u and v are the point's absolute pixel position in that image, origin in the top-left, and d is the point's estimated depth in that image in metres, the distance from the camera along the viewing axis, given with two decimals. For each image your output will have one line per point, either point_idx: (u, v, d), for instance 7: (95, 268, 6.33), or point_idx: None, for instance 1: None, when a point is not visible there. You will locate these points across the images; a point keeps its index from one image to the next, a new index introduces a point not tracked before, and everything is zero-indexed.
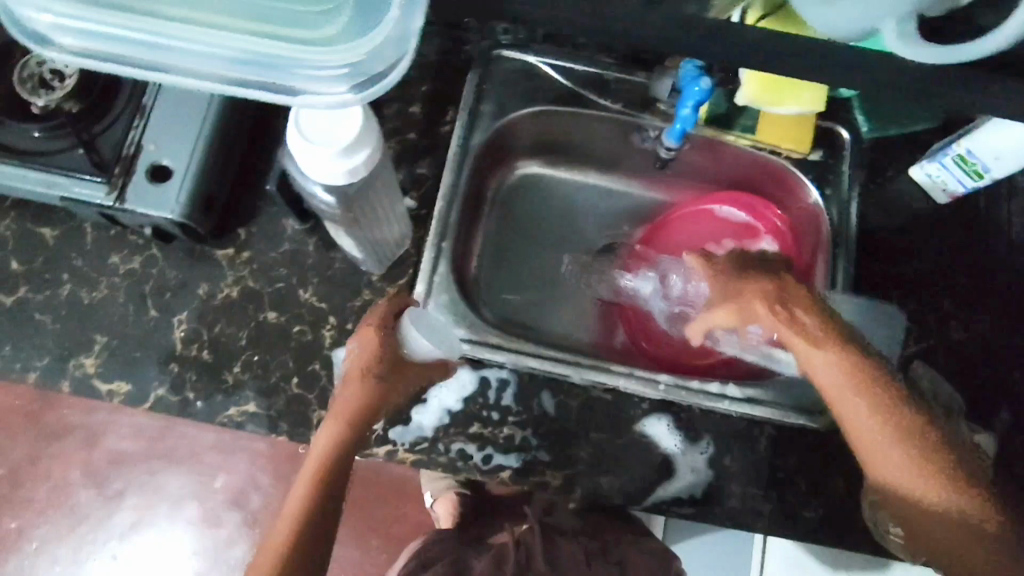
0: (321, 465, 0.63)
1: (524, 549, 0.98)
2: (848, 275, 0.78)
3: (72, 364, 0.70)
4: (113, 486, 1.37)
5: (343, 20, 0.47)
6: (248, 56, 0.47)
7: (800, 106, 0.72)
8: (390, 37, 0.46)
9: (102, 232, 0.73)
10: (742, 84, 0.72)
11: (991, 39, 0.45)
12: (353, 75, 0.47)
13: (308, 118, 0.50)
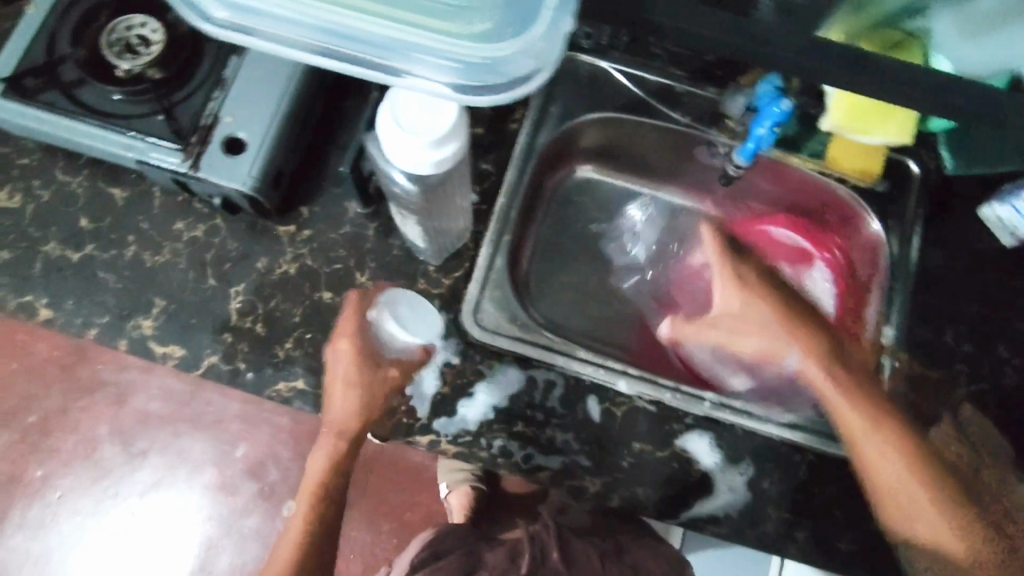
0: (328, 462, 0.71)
1: (538, 543, 0.94)
2: (902, 310, 0.78)
3: (130, 325, 0.71)
4: (138, 444, 1.39)
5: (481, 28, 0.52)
6: (385, 44, 0.51)
7: (887, 136, 0.72)
8: (525, 48, 0.50)
9: (169, 198, 0.74)
10: (828, 110, 0.72)
11: None
12: (480, 74, 0.50)
13: (403, 105, 0.52)
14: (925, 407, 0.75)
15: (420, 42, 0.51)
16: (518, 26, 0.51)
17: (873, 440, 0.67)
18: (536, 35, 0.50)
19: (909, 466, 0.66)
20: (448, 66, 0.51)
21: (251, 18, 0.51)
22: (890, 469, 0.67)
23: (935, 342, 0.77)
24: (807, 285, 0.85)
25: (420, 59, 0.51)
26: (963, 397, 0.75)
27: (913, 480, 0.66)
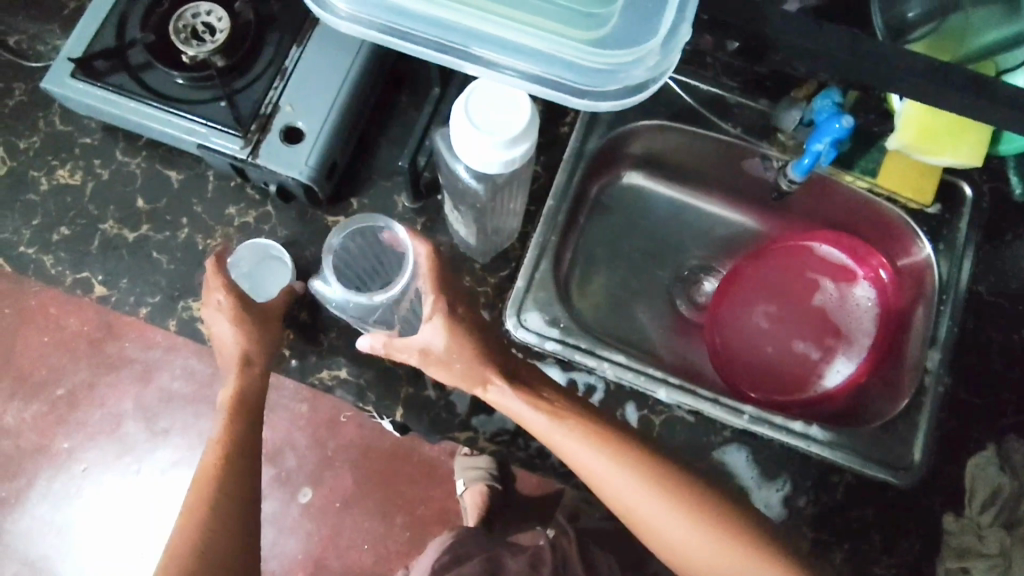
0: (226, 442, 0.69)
1: (559, 552, 0.93)
2: (951, 333, 0.76)
3: (180, 306, 0.72)
4: (162, 422, 1.41)
5: (608, 29, 0.52)
6: (504, 40, 0.52)
7: (956, 158, 0.71)
8: (652, 54, 0.51)
9: (223, 183, 0.75)
10: (899, 129, 0.71)
11: None
12: (602, 79, 0.52)
13: (481, 110, 0.54)
14: (968, 434, 0.74)
15: (539, 42, 0.52)
16: (637, 25, 0.52)
17: (636, 489, 0.64)
18: (655, 42, 0.51)
19: (677, 508, 0.64)
20: (570, 69, 0.52)
21: (373, 9, 0.52)
22: (651, 513, 0.64)
23: (981, 369, 0.76)
24: (850, 302, 0.84)
25: (536, 58, 0.52)
26: (1007, 428, 0.74)
27: (682, 522, 0.64)
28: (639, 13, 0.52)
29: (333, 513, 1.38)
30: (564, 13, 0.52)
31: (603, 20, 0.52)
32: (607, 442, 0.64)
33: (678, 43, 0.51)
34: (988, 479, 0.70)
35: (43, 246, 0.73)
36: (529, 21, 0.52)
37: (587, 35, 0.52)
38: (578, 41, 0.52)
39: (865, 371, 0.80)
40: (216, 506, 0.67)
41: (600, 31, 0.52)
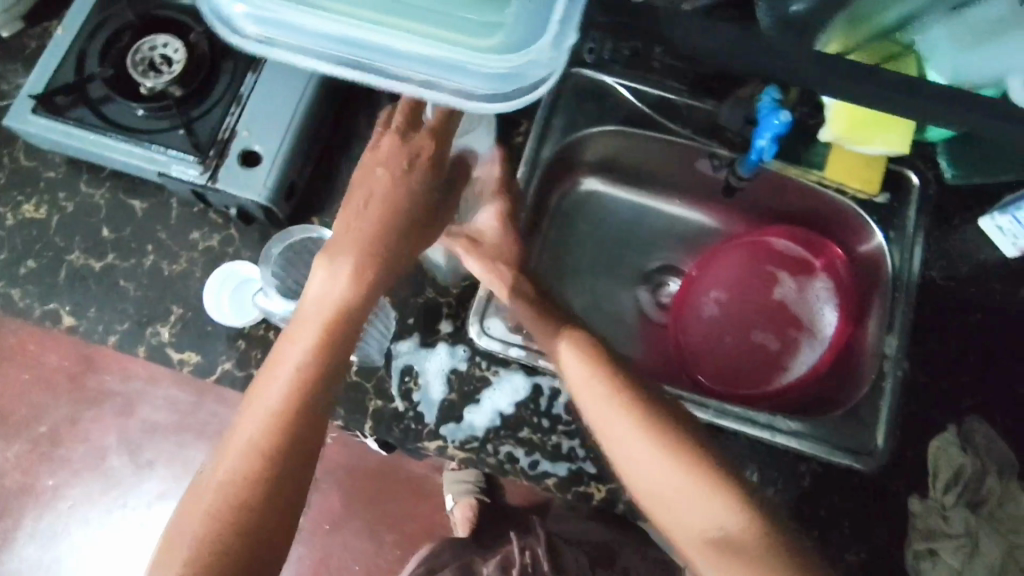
0: (301, 381, 0.56)
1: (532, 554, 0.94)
2: (907, 319, 0.77)
3: (148, 332, 0.73)
4: (146, 454, 1.40)
5: (508, 32, 0.48)
6: (401, 50, 0.48)
7: (887, 146, 0.73)
8: (548, 54, 0.47)
9: (186, 209, 0.77)
10: (829, 120, 0.74)
11: None
12: (504, 84, 0.48)
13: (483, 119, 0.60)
14: (930, 417, 0.75)
15: (436, 49, 0.47)
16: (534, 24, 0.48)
17: (630, 433, 0.60)
18: (549, 40, 0.47)
19: (671, 464, 0.58)
20: (473, 77, 0.48)
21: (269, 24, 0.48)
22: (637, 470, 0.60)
23: (939, 351, 0.77)
24: (808, 294, 0.87)
25: (435, 67, 0.48)
26: (968, 408, 0.75)
27: (676, 479, 0.58)
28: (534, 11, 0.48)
29: (322, 535, 1.37)
30: (462, 22, 0.48)
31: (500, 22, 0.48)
32: (611, 382, 0.63)
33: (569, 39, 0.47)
34: (951, 459, 0.72)
35: (11, 281, 0.73)
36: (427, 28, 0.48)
37: (487, 41, 0.47)
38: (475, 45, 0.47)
39: (825, 362, 0.81)
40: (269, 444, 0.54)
41: (498, 35, 0.48)
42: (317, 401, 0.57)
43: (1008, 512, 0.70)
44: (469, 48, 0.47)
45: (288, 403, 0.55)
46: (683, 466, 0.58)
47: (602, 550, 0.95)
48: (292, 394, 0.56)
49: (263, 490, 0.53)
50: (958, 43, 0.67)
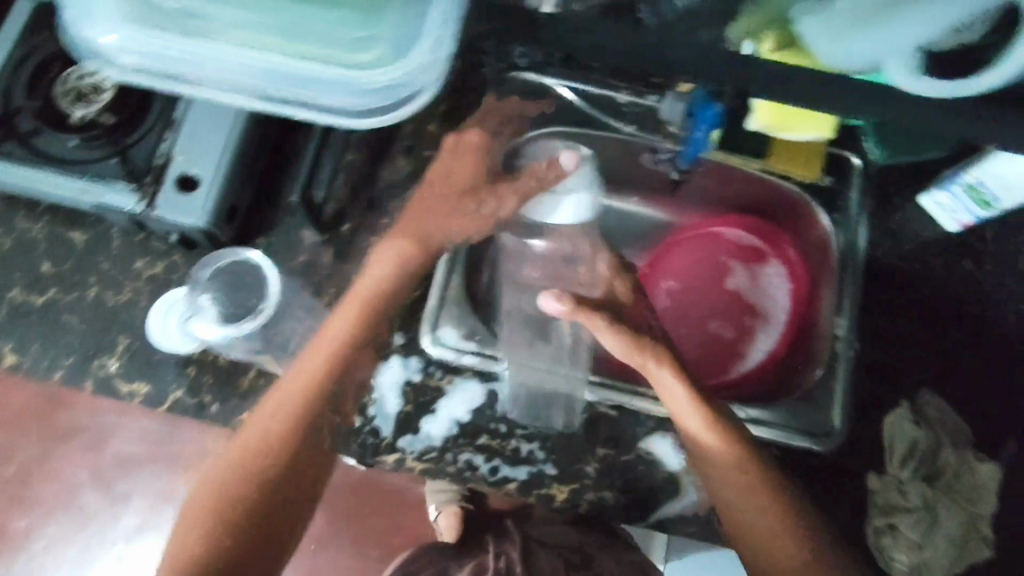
0: (264, 435, 0.65)
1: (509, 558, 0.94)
2: (856, 300, 0.78)
3: (94, 365, 0.72)
4: (120, 487, 1.38)
5: (378, 49, 0.54)
6: (292, 77, 0.55)
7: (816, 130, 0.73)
8: (424, 63, 0.53)
9: (128, 237, 0.76)
10: (755, 114, 0.72)
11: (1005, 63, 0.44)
12: (382, 96, 0.54)
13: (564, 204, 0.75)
14: (884, 394, 0.76)
15: (324, 69, 0.54)
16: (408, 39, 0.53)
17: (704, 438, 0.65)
18: (421, 54, 0.52)
19: (738, 473, 0.64)
20: (349, 93, 0.55)
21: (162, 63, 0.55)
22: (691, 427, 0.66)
23: (888, 329, 0.78)
24: (761, 282, 0.89)
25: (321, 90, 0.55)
26: (921, 383, 0.76)
27: (740, 486, 0.64)
28: (406, 27, 0.53)
29: (308, 554, 1.36)
30: (336, 42, 0.54)
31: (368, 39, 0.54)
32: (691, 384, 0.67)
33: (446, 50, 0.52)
34: (904, 435, 0.73)
35: None
36: (306, 52, 0.54)
37: (361, 58, 0.54)
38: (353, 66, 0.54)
39: (781, 349, 0.84)
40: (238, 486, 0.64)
41: (374, 49, 0.54)
42: (268, 451, 0.65)
43: (964, 483, 0.71)
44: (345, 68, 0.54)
45: (256, 453, 0.65)
46: (750, 478, 0.64)
47: (579, 555, 0.93)
48: (257, 446, 0.65)
49: (240, 518, 0.64)
50: (833, 36, 0.56)
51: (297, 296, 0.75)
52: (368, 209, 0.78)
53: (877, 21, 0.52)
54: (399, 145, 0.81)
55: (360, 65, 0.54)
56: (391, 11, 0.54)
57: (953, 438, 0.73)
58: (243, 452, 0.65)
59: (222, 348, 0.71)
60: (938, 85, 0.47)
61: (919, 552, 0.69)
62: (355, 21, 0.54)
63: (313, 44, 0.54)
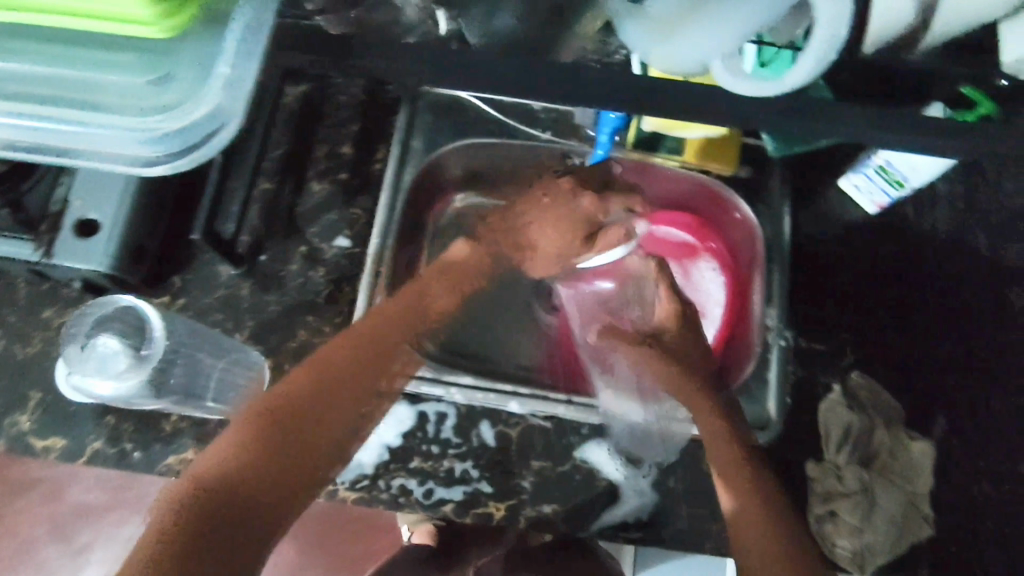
0: (282, 399, 0.60)
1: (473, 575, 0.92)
2: (783, 289, 0.78)
3: (7, 423, 0.69)
4: (81, 538, 1.30)
5: (176, 82, 0.43)
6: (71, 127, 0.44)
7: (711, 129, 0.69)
8: (222, 91, 0.42)
9: (35, 287, 0.73)
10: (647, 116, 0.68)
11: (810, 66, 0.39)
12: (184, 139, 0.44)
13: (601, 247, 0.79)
14: (815, 381, 0.75)
15: (105, 118, 0.43)
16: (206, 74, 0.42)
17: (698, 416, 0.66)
18: (218, 85, 0.42)
19: (724, 451, 0.62)
20: (149, 139, 0.44)
21: None
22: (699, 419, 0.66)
23: (816, 316, 0.77)
24: (694, 278, 0.87)
25: (109, 139, 0.44)
26: (850, 367, 0.76)
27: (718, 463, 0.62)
28: (203, 57, 0.42)
29: None
30: (126, 76, 0.43)
31: (158, 74, 0.42)
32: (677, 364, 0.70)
33: (250, 80, 0.42)
34: (839, 420, 0.72)
35: None
36: (96, 96, 0.43)
37: (156, 96, 0.43)
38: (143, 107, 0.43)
39: (720, 342, 0.84)
40: (246, 444, 0.56)
41: (173, 85, 0.43)
42: (281, 417, 0.58)
43: (898, 463, 0.71)
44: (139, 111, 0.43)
45: (269, 418, 0.58)
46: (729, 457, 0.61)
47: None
48: (274, 410, 0.59)
49: (207, 502, 0.51)
50: (646, 38, 0.44)
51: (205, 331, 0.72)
52: (286, 238, 0.77)
53: (686, 16, 0.41)
54: (314, 168, 0.79)
55: (153, 107, 0.43)
56: (186, 43, 0.42)
57: (886, 419, 0.73)
58: (252, 418, 0.58)
59: (128, 403, 0.68)
60: (752, 85, 0.40)
61: (861, 536, 0.68)
62: (144, 47, 0.42)
63: (92, 88, 0.43)
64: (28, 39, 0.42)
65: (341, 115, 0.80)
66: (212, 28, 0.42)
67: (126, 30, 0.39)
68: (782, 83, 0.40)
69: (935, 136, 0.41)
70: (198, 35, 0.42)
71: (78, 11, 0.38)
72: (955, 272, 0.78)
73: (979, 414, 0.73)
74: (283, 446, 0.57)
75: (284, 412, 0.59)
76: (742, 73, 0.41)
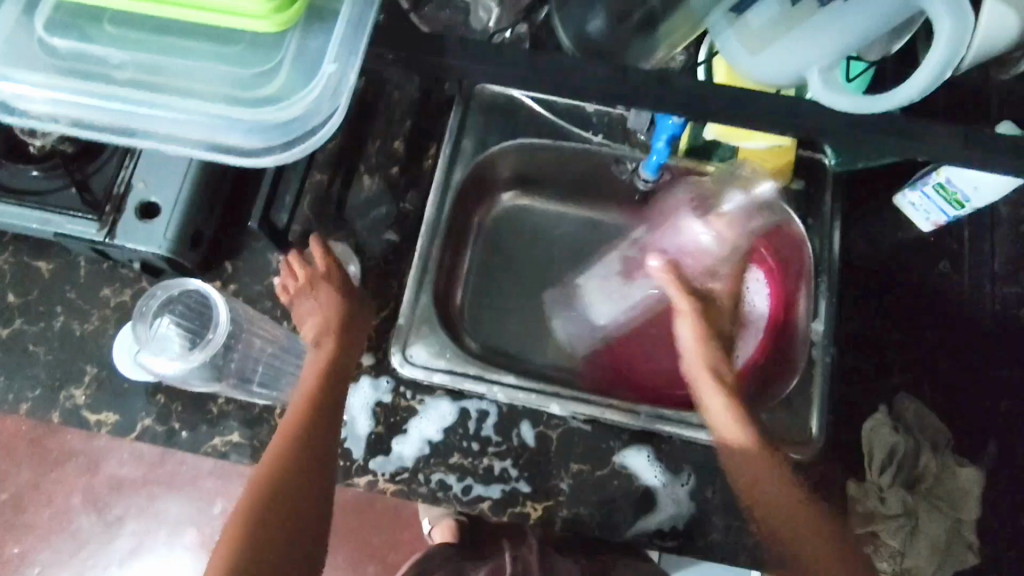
0: (318, 386, 0.67)
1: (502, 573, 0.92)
2: (831, 304, 0.77)
3: (62, 395, 0.71)
4: (114, 510, 1.33)
5: (281, 73, 0.44)
6: (167, 113, 0.44)
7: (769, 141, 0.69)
8: (327, 87, 0.44)
9: (94, 266, 0.75)
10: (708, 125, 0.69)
11: (905, 88, 0.39)
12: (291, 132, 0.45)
13: None
14: (861, 399, 0.74)
15: (205, 105, 0.44)
16: (311, 69, 0.44)
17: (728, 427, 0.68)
18: (322, 82, 0.43)
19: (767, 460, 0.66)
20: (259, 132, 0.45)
21: (66, 105, 0.45)
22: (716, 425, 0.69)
23: (865, 332, 0.76)
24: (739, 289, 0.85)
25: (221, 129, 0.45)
26: (897, 387, 0.74)
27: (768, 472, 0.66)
28: (308, 51, 0.44)
29: None
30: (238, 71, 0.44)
31: (266, 67, 0.44)
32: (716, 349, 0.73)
33: (354, 76, 0.43)
34: (883, 439, 0.71)
35: None
36: (213, 89, 0.44)
37: (262, 89, 0.44)
38: (244, 97, 0.44)
39: (761, 354, 0.80)
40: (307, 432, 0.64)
41: (279, 77, 0.44)
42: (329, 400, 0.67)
43: (945, 488, 0.70)
44: (248, 103, 0.44)
45: (320, 402, 0.66)
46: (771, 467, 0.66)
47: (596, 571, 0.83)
48: (318, 396, 0.67)
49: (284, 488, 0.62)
50: (748, 52, 0.48)
51: (261, 318, 0.74)
52: (336, 229, 0.78)
53: (788, 29, 0.45)
54: (365, 163, 0.80)
55: (254, 98, 0.44)
56: (294, 37, 0.44)
57: (934, 443, 0.72)
58: (303, 401, 0.66)
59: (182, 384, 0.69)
60: (852, 103, 0.40)
61: (901, 559, 0.68)
62: (254, 44, 0.44)
63: (194, 75, 0.44)
64: (146, 30, 0.44)
65: (395, 112, 0.81)
66: (321, 25, 0.44)
67: (245, 24, 0.41)
68: (898, 98, 0.39)
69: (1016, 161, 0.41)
70: (305, 29, 0.44)
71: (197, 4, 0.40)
72: (1007, 297, 0.76)
73: None
74: (329, 429, 0.66)
75: (322, 402, 0.66)
76: (840, 85, 0.42)
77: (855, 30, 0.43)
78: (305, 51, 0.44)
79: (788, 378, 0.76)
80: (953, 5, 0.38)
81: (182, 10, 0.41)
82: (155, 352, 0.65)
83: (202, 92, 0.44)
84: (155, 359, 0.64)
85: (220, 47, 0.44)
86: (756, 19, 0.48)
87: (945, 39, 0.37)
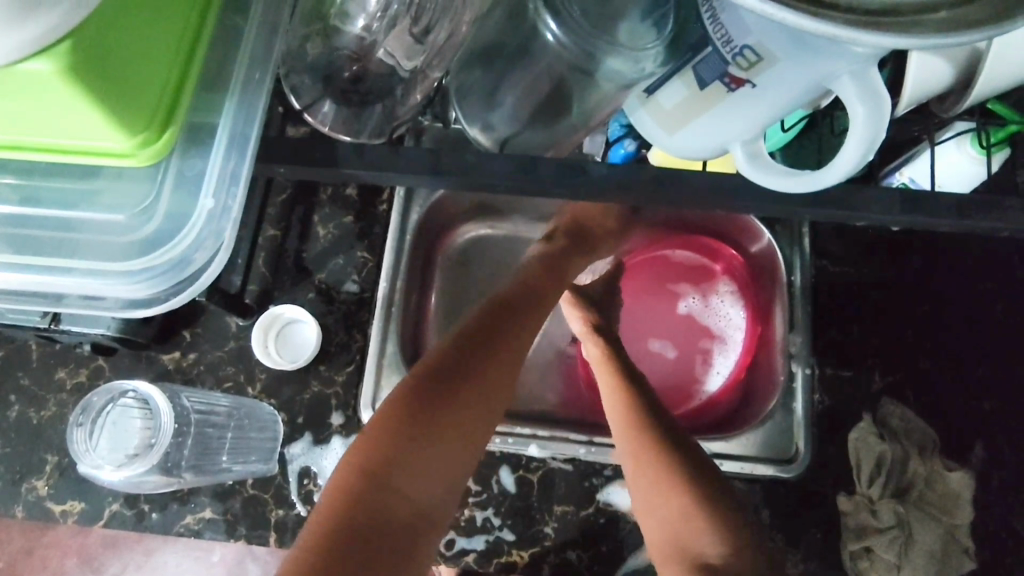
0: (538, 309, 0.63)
1: None
2: (807, 315, 0.75)
3: (25, 488, 0.69)
4: (110, 571, 1.02)
5: (159, 215, 0.42)
6: (46, 276, 0.42)
7: None
8: (209, 216, 0.41)
9: (45, 349, 0.72)
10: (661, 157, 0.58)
11: (840, 160, 0.37)
12: (176, 274, 0.43)
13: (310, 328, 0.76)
14: (844, 410, 0.72)
15: (90, 261, 0.42)
16: (189, 202, 0.42)
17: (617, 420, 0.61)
18: (203, 210, 0.41)
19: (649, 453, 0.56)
20: (149, 282, 0.43)
21: None
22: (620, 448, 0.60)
23: (843, 340, 0.74)
24: (713, 306, 0.85)
25: (109, 284, 0.43)
26: (879, 395, 0.73)
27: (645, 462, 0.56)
28: (190, 175, 0.42)
29: None
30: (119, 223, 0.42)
31: (140, 209, 0.42)
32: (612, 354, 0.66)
33: (237, 207, 0.41)
34: (871, 449, 0.69)
35: None
36: (96, 243, 0.42)
37: (143, 233, 0.42)
38: (122, 244, 0.42)
39: (743, 368, 0.81)
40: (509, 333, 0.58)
41: (157, 218, 0.42)
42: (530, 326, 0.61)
43: (935, 494, 0.69)
44: (133, 252, 0.42)
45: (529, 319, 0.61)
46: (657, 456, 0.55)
47: None
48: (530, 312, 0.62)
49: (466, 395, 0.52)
50: (667, 131, 0.44)
51: (215, 396, 0.73)
52: (294, 285, 0.75)
53: (701, 113, 0.41)
54: (317, 213, 0.77)
55: (138, 243, 0.42)
56: (169, 164, 0.42)
57: (921, 450, 0.70)
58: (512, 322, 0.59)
59: (135, 487, 0.67)
60: (792, 181, 0.39)
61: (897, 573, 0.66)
62: (129, 185, 0.42)
63: (72, 228, 0.42)
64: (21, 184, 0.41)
65: None
66: (198, 144, 0.42)
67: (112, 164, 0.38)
68: (834, 175, 0.38)
69: (953, 208, 0.41)
70: (182, 154, 0.42)
71: (55, 149, 0.38)
72: (982, 292, 0.75)
73: (1016, 442, 0.71)
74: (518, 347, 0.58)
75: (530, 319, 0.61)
76: (768, 161, 0.41)
77: (773, 109, 0.39)
78: (187, 175, 0.42)
79: (765, 406, 0.75)
80: (866, 90, 0.35)
81: (43, 155, 0.38)
82: (95, 460, 0.62)
83: (88, 252, 0.43)
84: (96, 466, 0.62)
85: (91, 192, 0.42)
86: (666, 101, 0.43)
87: (862, 118, 0.35)
